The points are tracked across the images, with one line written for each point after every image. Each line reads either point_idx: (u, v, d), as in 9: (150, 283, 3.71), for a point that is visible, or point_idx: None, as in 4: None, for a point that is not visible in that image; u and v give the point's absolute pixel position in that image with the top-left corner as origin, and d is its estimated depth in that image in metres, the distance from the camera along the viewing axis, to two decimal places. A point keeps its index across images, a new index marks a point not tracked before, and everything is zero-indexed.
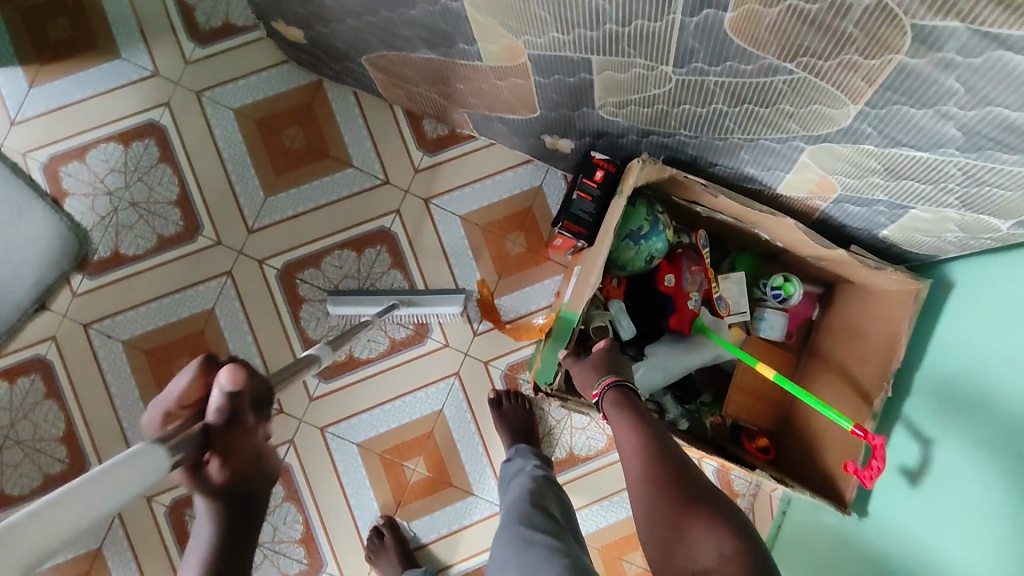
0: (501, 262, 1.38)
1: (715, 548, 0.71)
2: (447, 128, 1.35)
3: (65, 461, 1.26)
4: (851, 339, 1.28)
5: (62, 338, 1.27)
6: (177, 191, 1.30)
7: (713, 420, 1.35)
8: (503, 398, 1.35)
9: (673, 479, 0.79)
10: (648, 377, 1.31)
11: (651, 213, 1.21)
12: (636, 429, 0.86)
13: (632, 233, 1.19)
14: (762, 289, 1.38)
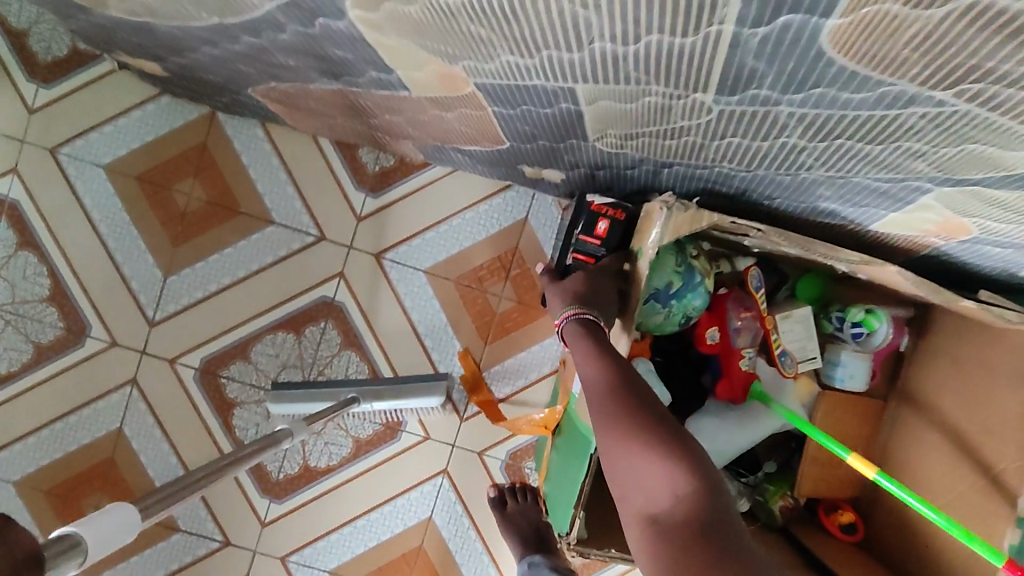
0: (486, 326, 1.05)
1: (671, 493, 0.55)
2: (391, 158, 1.01)
3: None
4: (964, 391, 0.95)
5: None
6: (49, 284, 0.99)
7: (783, 503, 1.03)
8: (507, 496, 1.04)
9: (631, 409, 0.61)
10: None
11: (683, 261, 0.86)
12: (596, 352, 0.68)
13: (659, 292, 0.85)
14: (835, 322, 1.04)
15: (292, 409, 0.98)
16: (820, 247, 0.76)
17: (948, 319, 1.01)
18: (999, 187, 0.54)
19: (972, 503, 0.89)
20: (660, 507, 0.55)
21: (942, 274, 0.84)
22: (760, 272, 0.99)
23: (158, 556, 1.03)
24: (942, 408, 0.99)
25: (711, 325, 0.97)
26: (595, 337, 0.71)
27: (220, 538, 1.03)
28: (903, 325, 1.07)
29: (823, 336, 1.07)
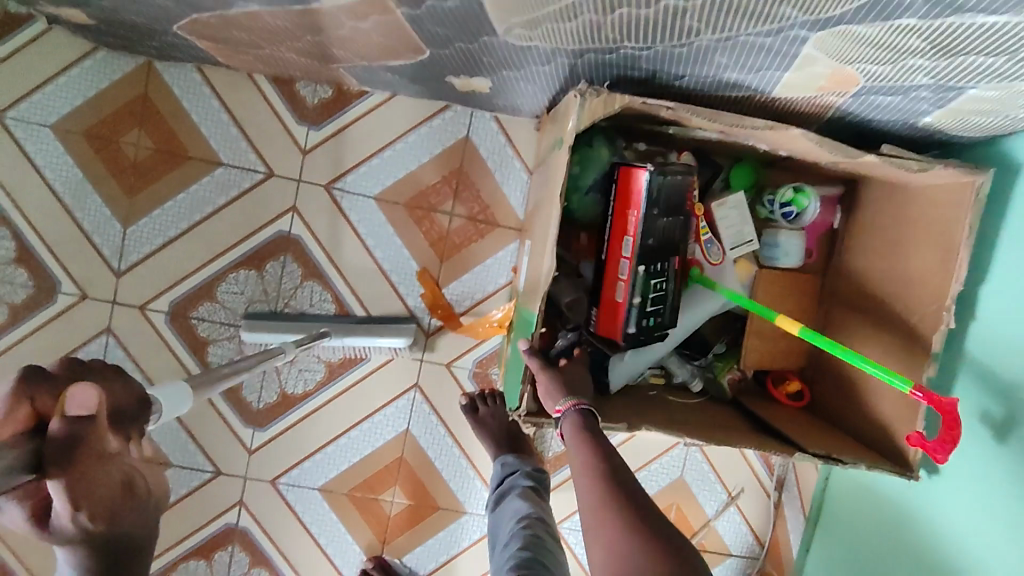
0: (441, 244, 1.10)
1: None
2: (329, 89, 1.05)
3: None
4: (888, 253, 1.02)
5: None
6: (14, 245, 1.02)
7: (730, 377, 1.11)
8: (479, 403, 1.10)
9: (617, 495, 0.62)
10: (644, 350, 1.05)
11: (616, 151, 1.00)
12: (586, 441, 0.70)
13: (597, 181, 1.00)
14: (768, 206, 1.10)
15: (263, 339, 1.03)
16: (728, 116, 0.81)
17: (870, 190, 1.08)
18: (860, 23, 0.60)
19: (896, 349, 0.97)
20: None
21: (851, 137, 0.90)
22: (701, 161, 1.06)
23: None
24: (871, 272, 1.06)
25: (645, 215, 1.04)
26: (588, 430, 0.71)
27: (212, 469, 1.08)
28: (832, 203, 1.14)
29: (759, 220, 1.14)
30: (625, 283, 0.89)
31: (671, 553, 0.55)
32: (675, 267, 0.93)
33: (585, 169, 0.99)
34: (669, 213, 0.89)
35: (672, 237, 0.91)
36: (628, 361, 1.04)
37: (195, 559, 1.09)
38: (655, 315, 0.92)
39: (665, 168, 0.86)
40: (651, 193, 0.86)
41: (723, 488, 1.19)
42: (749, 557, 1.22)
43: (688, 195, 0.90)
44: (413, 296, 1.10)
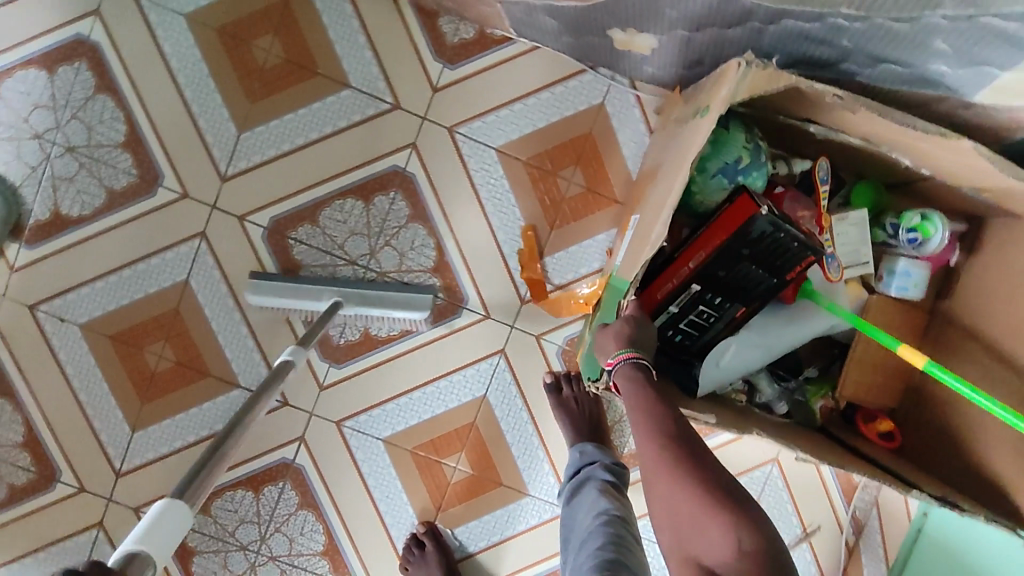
0: (553, 211, 1.04)
1: (738, 549, 0.60)
2: (472, 29, 1.01)
3: (30, 471, 1.03)
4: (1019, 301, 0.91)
5: (7, 324, 1.01)
6: (125, 130, 0.99)
7: (819, 404, 1.01)
8: (563, 383, 1.05)
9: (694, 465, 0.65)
10: (741, 354, 0.95)
11: (751, 139, 0.90)
12: (652, 401, 0.70)
13: (727, 166, 0.89)
14: (889, 229, 1.00)
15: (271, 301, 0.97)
16: (898, 114, 0.72)
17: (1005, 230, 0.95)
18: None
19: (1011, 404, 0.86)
20: (725, 558, 0.60)
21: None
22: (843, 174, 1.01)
23: (216, 411, 1.03)
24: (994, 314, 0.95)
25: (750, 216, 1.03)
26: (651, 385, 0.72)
27: (279, 398, 1.04)
28: (954, 241, 1.01)
29: (875, 245, 1.03)
30: (672, 288, 0.86)
31: (741, 503, 0.63)
32: (734, 309, 0.89)
33: (717, 156, 0.88)
34: (759, 259, 0.85)
35: (753, 285, 0.88)
36: (722, 363, 0.94)
37: (243, 489, 1.04)
38: (685, 333, 0.91)
39: (783, 227, 0.82)
40: (750, 233, 0.82)
41: (799, 521, 1.10)
42: None
43: (796, 264, 0.86)
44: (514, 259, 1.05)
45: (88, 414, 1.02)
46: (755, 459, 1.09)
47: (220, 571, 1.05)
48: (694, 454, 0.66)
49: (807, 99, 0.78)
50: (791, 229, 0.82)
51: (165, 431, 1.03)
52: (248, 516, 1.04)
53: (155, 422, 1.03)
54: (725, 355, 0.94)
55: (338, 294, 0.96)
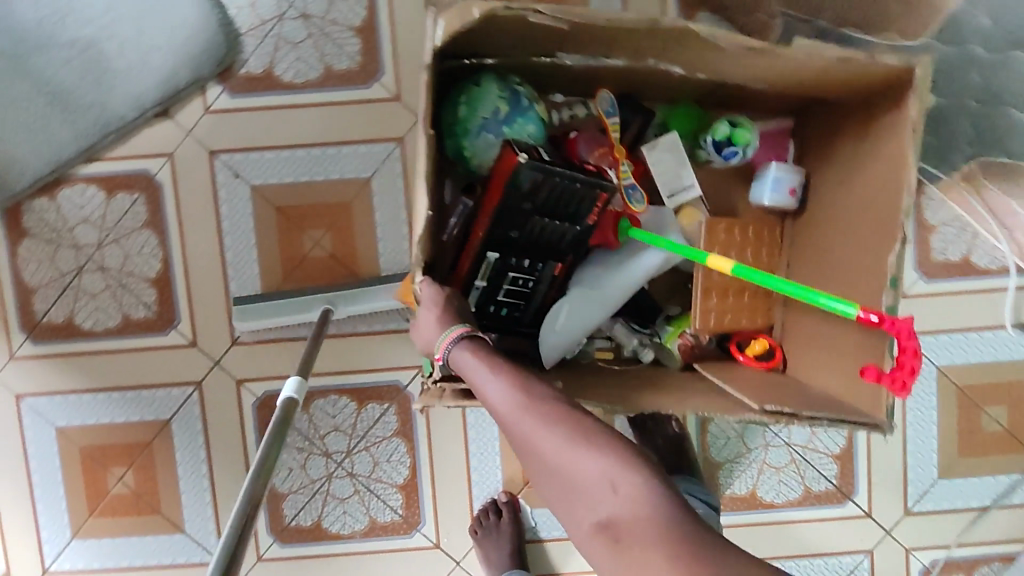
0: None
1: (620, 492, 0.50)
2: None
3: (151, 309, 1.01)
4: (846, 193, 0.77)
5: (181, 160, 0.99)
6: (364, 16, 0.98)
7: (679, 344, 0.87)
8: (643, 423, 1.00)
9: (550, 414, 0.55)
10: (578, 317, 0.84)
11: (507, 87, 0.76)
12: (492, 369, 0.59)
13: (486, 121, 0.75)
14: (703, 144, 0.88)
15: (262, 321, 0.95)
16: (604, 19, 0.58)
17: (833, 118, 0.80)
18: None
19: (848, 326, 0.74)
20: (613, 507, 0.50)
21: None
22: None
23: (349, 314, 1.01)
24: (838, 221, 0.79)
25: (938, 299, 0.99)
26: (492, 354, 0.62)
27: None
28: None
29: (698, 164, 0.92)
30: (471, 265, 0.76)
31: (601, 432, 0.54)
32: (541, 263, 0.79)
33: (472, 113, 0.75)
34: (545, 209, 0.74)
35: (558, 237, 0.77)
36: (563, 324, 0.83)
37: (347, 397, 1.02)
38: (508, 305, 0.81)
39: (557, 171, 0.72)
40: (522, 187, 0.71)
41: None
42: None
43: (591, 206, 0.76)
44: None
45: (227, 273, 1.00)
46: (850, 544, 1.02)
47: (296, 469, 1.03)
48: (547, 403, 0.56)
49: (527, 31, 0.62)
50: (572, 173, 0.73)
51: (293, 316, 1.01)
52: (342, 425, 1.02)
53: None
54: (571, 321, 0.84)
55: (325, 300, 0.95)
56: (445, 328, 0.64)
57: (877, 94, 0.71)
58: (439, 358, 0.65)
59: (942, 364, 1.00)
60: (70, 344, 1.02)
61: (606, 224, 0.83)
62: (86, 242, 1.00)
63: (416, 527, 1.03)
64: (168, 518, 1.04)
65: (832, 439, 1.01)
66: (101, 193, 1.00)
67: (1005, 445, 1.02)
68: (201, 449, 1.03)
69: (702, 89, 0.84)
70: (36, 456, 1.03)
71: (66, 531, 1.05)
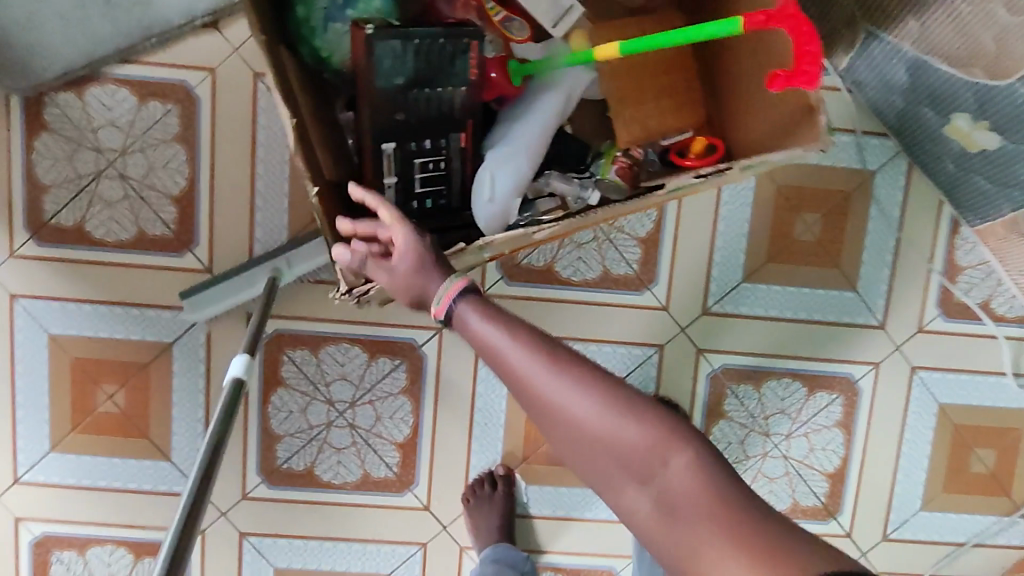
0: (780, 246, 1.01)
1: (675, 467, 0.51)
2: None
3: (168, 228, 0.97)
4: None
5: (223, 77, 0.94)
6: None
7: (617, 168, 0.80)
8: None
9: (580, 377, 0.52)
10: (501, 176, 0.75)
11: None
12: (509, 332, 0.54)
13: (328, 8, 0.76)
14: None
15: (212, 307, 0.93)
16: None
17: None
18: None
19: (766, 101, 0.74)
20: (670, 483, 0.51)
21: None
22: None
23: None
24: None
25: (950, 338, 1.03)
26: (501, 313, 0.56)
27: None
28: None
29: None
30: (373, 169, 0.71)
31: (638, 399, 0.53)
32: (438, 141, 0.72)
33: (312, 10, 0.77)
34: (417, 81, 0.68)
35: (449, 106, 0.70)
36: (493, 197, 0.75)
37: (359, 348, 1.00)
38: (434, 199, 0.74)
39: (412, 32, 0.66)
40: (380, 62, 0.66)
41: None
42: None
43: (469, 61, 0.68)
44: (722, 258, 1.00)
45: (254, 203, 0.97)
46: None
47: (296, 413, 1.00)
48: (576, 366, 0.53)
49: None
50: (430, 32, 0.66)
51: None
52: (350, 375, 1.00)
53: None
54: (505, 182, 0.75)
55: (269, 267, 0.91)
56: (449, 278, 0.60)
57: None
58: (438, 315, 0.59)
59: (944, 401, 1.03)
60: (76, 251, 0.97)
61: (493, 71, 0.76)
62: (109, 148, 0.95)
63: (408, 487, 1.03)
64: (156, 445, 1.01)
65: (828, 458, 1.03)
66: (132, 98, 0.94)
67: (989, 487, 1.06)
68: (200, 378, 1.00)
69: None
70: (22, 362, 0.98)
71: (44, 443, 1.00)
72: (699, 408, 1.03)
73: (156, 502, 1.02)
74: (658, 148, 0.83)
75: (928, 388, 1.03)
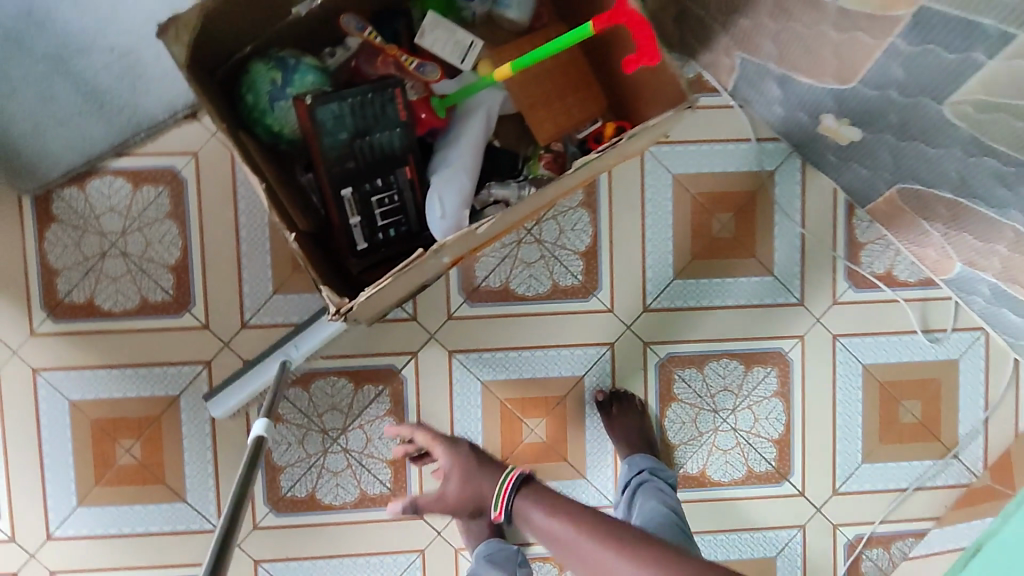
0: (701, 244, 1.16)
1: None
2: (694, 72, 1.13)
3: (167, 293, 1.11)
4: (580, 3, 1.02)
5: (205, 159, 1.10)
6: None
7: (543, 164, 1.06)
8: (612, 404, 1.13)
9: (623, 535, 0.79)
10: (445, 193, 1.00)
11: (274, 60, 0.98)
12: (565, 517, 0.82)
13: (271, 91, 0.97)
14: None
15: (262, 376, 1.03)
16: None
17: None
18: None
19: (653, 82, 0.98)
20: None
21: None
22: (955, 308, 1.18)
23: None
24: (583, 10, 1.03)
25: (862, 305, 1.17)
26: (553, 499, 0.86)
27: (409, 312, 1.12)
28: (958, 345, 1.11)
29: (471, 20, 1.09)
30: (338, 208, 0.97)
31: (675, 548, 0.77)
32: (387, 176, 0.98)
33: (259, 96, 0.97)
34: (361, 132, 0.96)
35: (389, 148, 0.98)
36: (444, 213, 0.99)
37: (345, 379, 1.12)
38: (394, 223, 1.00)
39: (345, 94, 0.94)
40: (326, 121, 0.94)
41: None
42: None
43: (395, 107, 0.97)
44: (654, 261, 1.15)
45: (241, 262, 1.11)
46: (787, 520, 1.17)
47: (294, 444, 1.12)
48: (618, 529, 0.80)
49: (240, 6, 0.89)
50: (357, 92, 0.95)
51: (301, 302, 1.12)
52: (339, 404, 1.13)
53: (297, 292, 1.12)
54: (448, 199, 0.99)
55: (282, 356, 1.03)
56: (502, 474, 0.90)
57: None
58: (497, 515, 0.89)
59: (868, 361, 1.17)
60: (89, 325, 1.10)
61: (422, 113, 1.03)
62: (110, 230, 1.10)
63: (402, 499, 1.14)
64: (171, 489, 1.12)
65: (772, 425, 1.16)
66: (128, 185, 1.09)
67: (920, 435, 1.18)
68: (207, 423, 1.12)
69: None
70: (47, 428, 1.10)
71: (71, 499, 1.11)
72: (652, 395, 1.16)
73: (175, 542, 1.12)
74: (576, 143, 1.08)
75: (851, 352, 1.17)
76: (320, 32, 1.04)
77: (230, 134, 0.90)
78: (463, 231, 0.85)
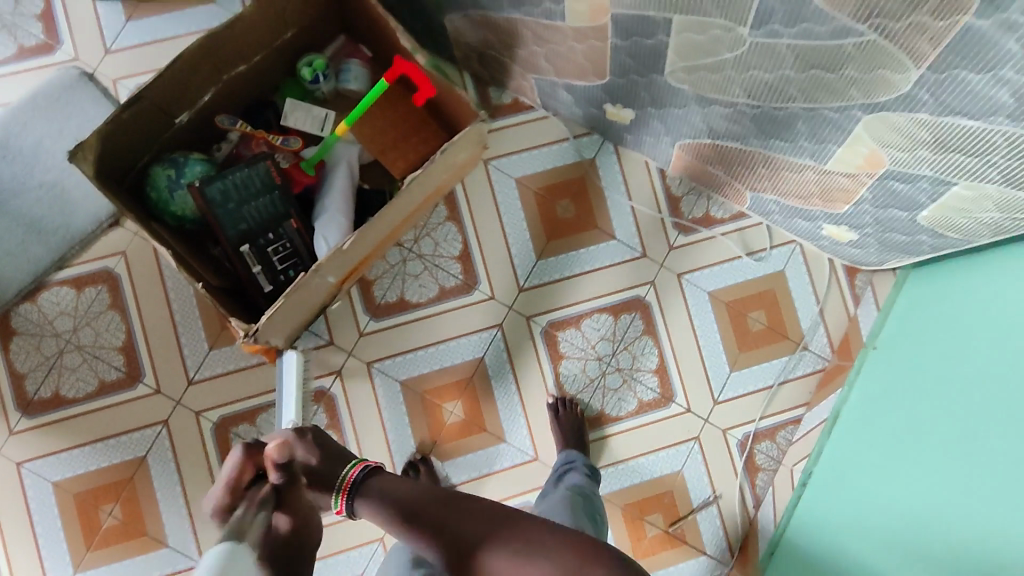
0: (551, 228, 1.41)
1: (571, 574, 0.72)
2: (510, 97, 1.42)
3: (120, 370, 1.31)
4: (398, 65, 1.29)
5: (132, 254, 1.32)
6: None
7: None
8: (559, 408, 1.35)
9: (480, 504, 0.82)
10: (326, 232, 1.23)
11: (168, 160, 1.22)
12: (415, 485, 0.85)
13: (169, 184, 1.21)
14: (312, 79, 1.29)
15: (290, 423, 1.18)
16: (169, 71, 1.11)
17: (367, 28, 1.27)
18: (914, 109, 0.88)
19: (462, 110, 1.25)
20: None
21: (888, 223, 1.18)
22: (768, 230, 1.42)
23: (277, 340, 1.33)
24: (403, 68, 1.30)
25: (694, 245, 1.42)
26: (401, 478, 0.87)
27: (326, 338, 1.34)
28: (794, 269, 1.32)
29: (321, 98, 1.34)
30: (241, 261, 1.20)
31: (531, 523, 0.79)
32: (276, 229, 1.22)
33: (160, 191, 1.21)
34: (246, 199, 1.19)
35: (272, 207, 1.21)
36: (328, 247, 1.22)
37: None
38: (291, 265, 1.23)
39: (226, 174, 1.18)
40: (216, 197, 1.17)
41: (711, 487, 1.38)
42: (720, 561, 1.38)
43: (269, 175, 1.21)
44: (518, 251, 1.39)
45: (178, 330, 1.32)
46: (681, 436, 1.38)
47: None
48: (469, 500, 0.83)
49: (129, 124, 1.14)
50: (236, 170, 1.19)
51: (235, 351, 1.33)
52: None
53: (229, 343, 1.33)
54: (330, 236, 1.22)
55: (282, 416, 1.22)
56: (349, 463, 0.89)
57: (383, 32, 1.24)
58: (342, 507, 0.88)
59: (711, 288, 1.41)
60: (59, 413, 1.29)
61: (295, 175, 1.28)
62: (64, 330, 1.30)
63: None
64: (153, 538, 1.28)
65: (648, 359, 1.39)
66: (73, 290, 1.31)
67: (771, 338, 1.42)
68: (175, 473, 1.30)
69: (275, 62, 1.30)
70: (37, 509, 1.27)
71: (68, 568, 1.27)
72: (545, 359, 1.38)
73: None
74: None
75: (696, 285, 1.41)
76: (204, 132, 1.30)
77: (140, 222, 1.13)
78: (333, 250, 1.05)
